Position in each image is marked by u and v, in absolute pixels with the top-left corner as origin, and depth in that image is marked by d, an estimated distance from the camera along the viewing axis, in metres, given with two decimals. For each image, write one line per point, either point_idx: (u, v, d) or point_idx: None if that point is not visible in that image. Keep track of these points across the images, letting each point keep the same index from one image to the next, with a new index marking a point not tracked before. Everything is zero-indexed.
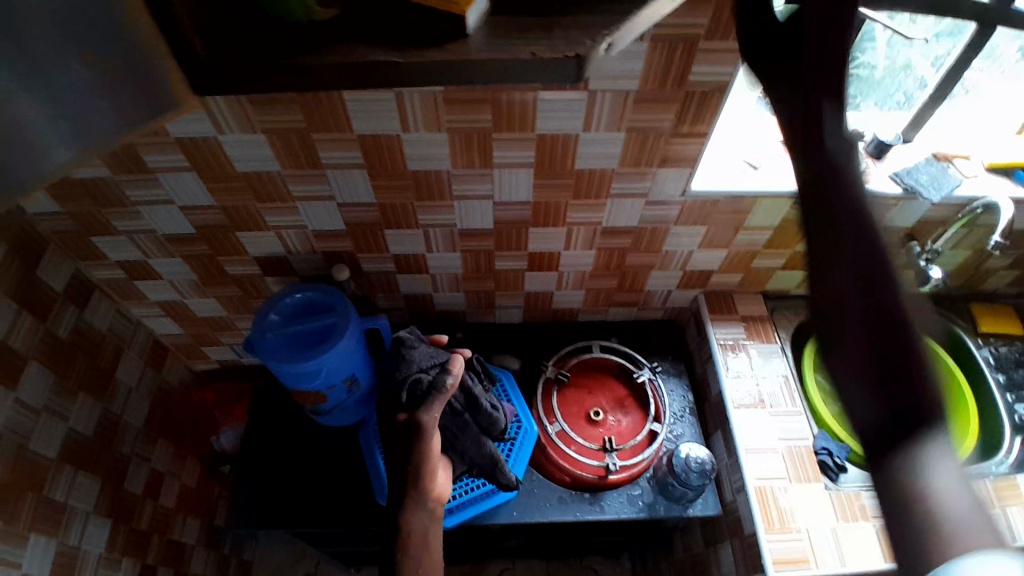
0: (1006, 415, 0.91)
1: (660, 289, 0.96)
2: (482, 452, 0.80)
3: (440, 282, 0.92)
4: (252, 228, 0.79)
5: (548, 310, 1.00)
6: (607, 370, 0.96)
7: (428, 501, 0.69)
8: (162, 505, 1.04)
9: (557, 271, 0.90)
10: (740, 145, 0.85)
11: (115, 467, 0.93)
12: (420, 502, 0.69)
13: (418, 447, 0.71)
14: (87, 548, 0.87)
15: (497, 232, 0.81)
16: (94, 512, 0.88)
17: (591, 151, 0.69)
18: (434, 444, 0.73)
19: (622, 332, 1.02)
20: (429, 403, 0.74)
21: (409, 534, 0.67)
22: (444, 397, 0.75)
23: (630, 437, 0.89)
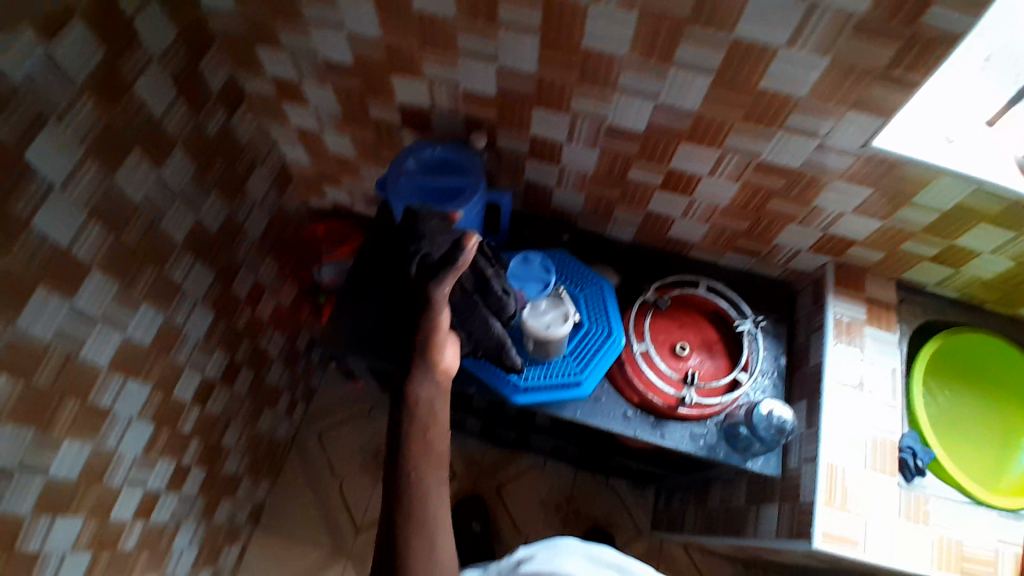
0: None
1: (789, 246, 0.91)
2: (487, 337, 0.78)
3: (566, 178, 0.90)
4: (409, 72, 0.78)
5: (662, 238, 0.97)
6: (706, 311, 0.95)
7: (432, 373, 0.70)
8: (259, 314, 1.06)
9: (692, 197, 0.87)
10: (942, 110, 0.74)
11: (229, 265, 0.94)
12: (426, 373, 0.70)
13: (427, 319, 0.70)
14: (189, 331, 0.86)
15: (645, 139, 0.78)
16: (202, 300, 0.88)
17: (779, 74, 0.64)
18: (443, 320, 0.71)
19: (731, 280, 0.99)
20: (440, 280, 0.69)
21: (418, 402, 0.69)
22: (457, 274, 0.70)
23: (711, 379, 0.89)
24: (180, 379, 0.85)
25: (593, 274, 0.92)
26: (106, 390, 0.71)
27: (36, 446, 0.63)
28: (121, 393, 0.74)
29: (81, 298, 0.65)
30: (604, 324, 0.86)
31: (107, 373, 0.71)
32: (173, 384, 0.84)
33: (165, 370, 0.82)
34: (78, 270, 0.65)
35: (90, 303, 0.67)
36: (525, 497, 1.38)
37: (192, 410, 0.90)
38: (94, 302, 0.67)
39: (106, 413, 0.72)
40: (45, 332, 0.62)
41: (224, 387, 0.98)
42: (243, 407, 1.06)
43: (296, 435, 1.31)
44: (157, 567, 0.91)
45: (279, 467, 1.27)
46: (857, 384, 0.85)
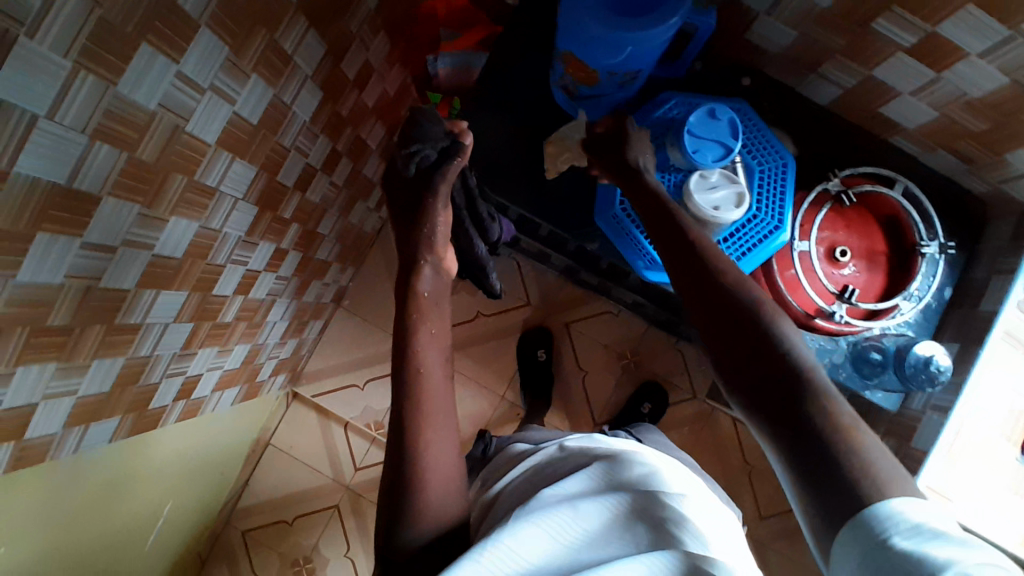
0: None
1: (1018, 168, 0.70)
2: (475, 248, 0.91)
3: (784, 5, 0.67)
4: None
5: (868, 112, 0.77)
6: (889, 218, 0.79)
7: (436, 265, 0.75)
8: (365, 99, 0.93)
9: (938, 75, 0.65)
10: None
11: (341, 36, 0.78)
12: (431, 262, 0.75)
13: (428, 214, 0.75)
14: (297, 112, 0.74)
15: None
16: (312, 78, 0.74)
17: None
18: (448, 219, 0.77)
19: (925, 185, 0.81)
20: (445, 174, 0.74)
21: (422, 296, 0.72)
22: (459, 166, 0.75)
23: (867, 298, 0.78)
24: (285, 162, 0.77)
25: (779, 143, 0.75)
26: (214, 168, 0.63)
27: (144, 222, 0.57)
28: (228, 173, 0.65)
29: (188, 62, 0.53)
30: (775, 214, 0.72)
31: (215, 150, 0.61)
32: (280, 167, 0.76)
33: (271, 152, 0.72)
34: (187, 24, 0.51)
35: (199, 67, 0.54)
36: (592, 339, 1.38)
37: (292, 196, 0.83)
38: (201, 66, 0.54)
39: (213, 192, 0.64)
40: (149, 100, 0.50)
41: (324, 175, 0.90)
42: (338, 197, 0.99)
43: (382, 228, 1.27)
44: (252, 337, 0.91)
45: (363, 257, 1.26)
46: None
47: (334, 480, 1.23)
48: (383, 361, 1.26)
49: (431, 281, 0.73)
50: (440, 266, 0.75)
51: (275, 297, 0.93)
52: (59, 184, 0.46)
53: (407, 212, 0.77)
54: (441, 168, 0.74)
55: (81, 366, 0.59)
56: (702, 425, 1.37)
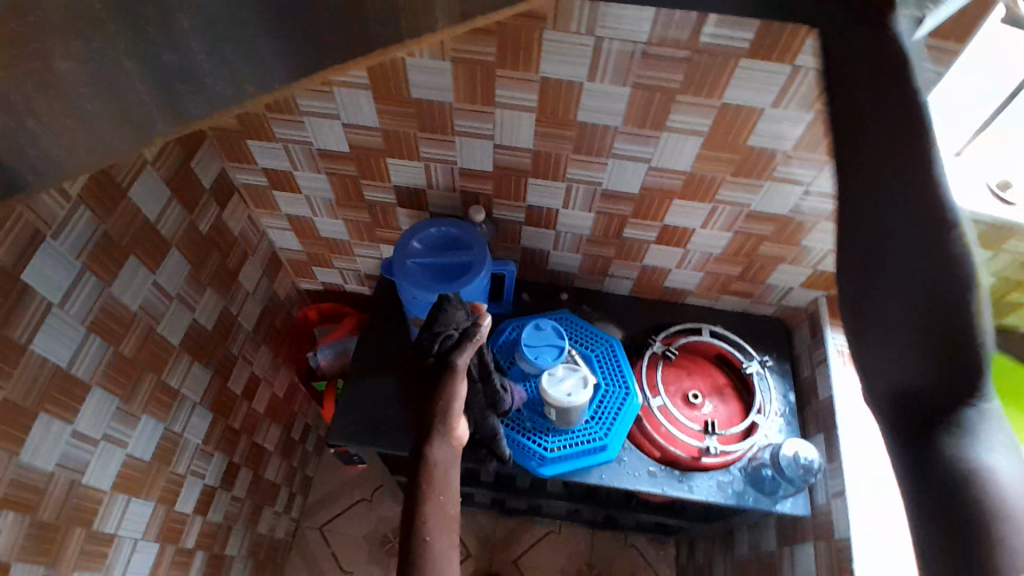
0: None
1: (781, 284, 0.94)
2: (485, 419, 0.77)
3: (563, 240, 0.92)
4: (401, 154, 0.80)
5: (660, 287, 1.00)
6: (712, 358, 0.97)
7: (449, 441, 0.64)
8: (255, 408, 1.01)
9: (685, 248, 0.89)
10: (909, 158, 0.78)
11: (224, 362, 0.90)
12: (442, 438, 0.64)
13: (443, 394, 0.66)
14: (189, 437, 0.81)
15: (639, 198, 0.81)
16: (201, 402, 0.83)
17: (763, 138, 0.69)
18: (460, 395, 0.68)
19: (731, 322, 1.02)
20: (461, 350, 0.69)
21: (432, 468, 0.62)
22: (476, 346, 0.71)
23: (730, 424, 0.90)
24: (182, 488, 0.80)
25: (598, 331, 0.92)
26: (111, 514, 0.67)
27: None
28: (127, 513, 0.70)
29: (82, 421, 0.62)
30: (621, 383, 0.86)
31: (111, 498, 0.67)
32: (176, 496, 0.79)
33: (166, 481, 0.76)
34: (83, 388, 0.62)
35: (92, 424, 0.64)
36: (543, 567, 1.33)
37: (193, 521, 0.84)
38: (95, 422, 0.64)
39: (112, 537, 0.68)
40: (48, 463, 0.59)
41: (224, 491, 0.92)
42: (243, 509, 0.99)
43: (296, 529, 1.23)
44: None
45: (282, 568, 1.19)
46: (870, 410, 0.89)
47: None
48: None
49: (444, 450, 0.63)
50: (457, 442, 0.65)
51: None
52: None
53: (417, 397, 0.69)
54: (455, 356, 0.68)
55: None
56: None
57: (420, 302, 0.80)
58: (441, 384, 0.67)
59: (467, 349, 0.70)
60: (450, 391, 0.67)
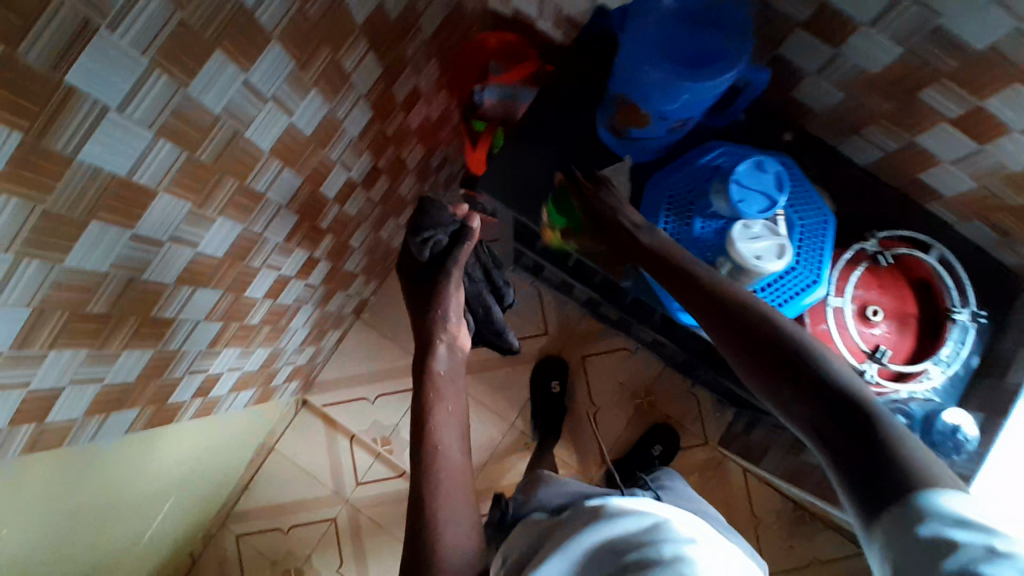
0: None
1: None
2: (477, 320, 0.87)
3: (834, 66, 0.70)
4: None
5: (907, 175, 0.77)
6: (922, 281, 0.78)
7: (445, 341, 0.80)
8: (409, 122, 0.96)
9: (982, 147, 0.65)
10: None
11: (396, 61, 0.81)
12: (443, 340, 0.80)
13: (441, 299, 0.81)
14: (347, 129, 0.77)
15: (984, 56, 0.57)
16: (365, 97, 0.77)
17: None
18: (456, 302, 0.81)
19: (964, 254, 0.80)
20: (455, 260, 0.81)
21: (438, 371, 0.77)
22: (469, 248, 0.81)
23: (896, 358, 0.77)
24: (329, 175, 0.78)
25: (814, 198, 0.75)
26: (264, 175, 0.64)
27: (193, 221, 0.56)
28: (277, 180, 0.66)
29: (256, 71, 0.53)
30: (812, 270, 0.72)
31: (267, 160, 0.62)
32: (323, 179, 0.78)
33: (318, 164, 0.74)
34: (262, 39, 0.52)
35: (267, 77, 0.55)
36: (606, 375, 1.37)
37: (330, 208, 0.85)
38: (269, 77, 0.55)
39: (260, 198, 0.65)
40: (216, 103, 0.50)
41: (362, 191, 0.92)
42: (372, 212, 1.00)
43: None
44: (274, 339, 0.92)
45: (387, 273, 1.27)
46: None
47: (334, 491, 1.22)
48: (397, 377, 1.26)
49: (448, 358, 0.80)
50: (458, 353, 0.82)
51: (300, 304, 0.94)
52: (119, 176, 0.45)
53: (419, 298, 0.83)
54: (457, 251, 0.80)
55: (112, 355, 0.57)
56: (711, 473, 1.34)
57: (648, 63, 0.68)
58: (439, 280, 0.80)
59: (461, 248, 0.80)
60: (446, 301, 0.80)
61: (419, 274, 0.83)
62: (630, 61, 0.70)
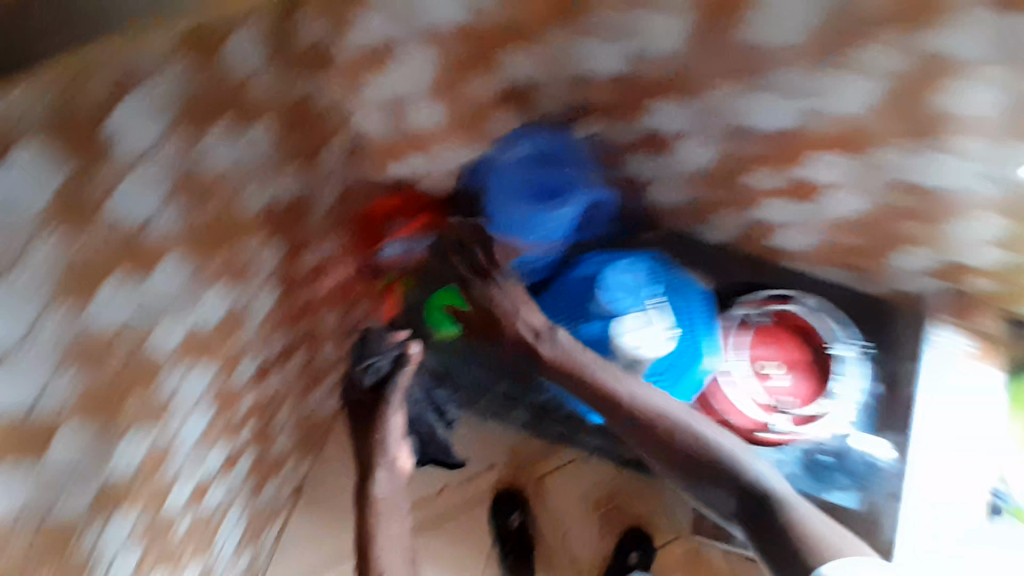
0: None
1: (906, 268, 0.82)
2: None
3: (668, 175, 0.82)
4: (523, 37, 0.63)
5: (760, 246, 0.89)
6: (799, 328, 0.90)
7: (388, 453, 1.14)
8: (316, 295, 0.98)
9: (810, 209, 0.76)
10: None
11: (291, 243, 0.85)
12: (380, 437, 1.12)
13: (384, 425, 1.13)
14: (250, 315, 0.79)
15: (784, 142, 0.68)
16: (264, 282, 0.80)
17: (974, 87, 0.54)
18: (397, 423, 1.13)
19: (834, 299, 0.89)
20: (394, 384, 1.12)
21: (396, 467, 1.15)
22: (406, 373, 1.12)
23: (801, 403, 0.86)
24: (239, 364, 0.79)
25: (691, 282, 0.86)
26: (170, 381, 0.63)
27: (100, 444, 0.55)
28: (185, 382, 0.66)
29: (149, 288, 0.55)
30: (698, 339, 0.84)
31: (171, 367, 0.62)
32: (235, 368, 0.78)
33: (227, 356, 0.75)
34: (154, 258, 0.54)
35: (160, 290, 0.57)
36: (562, 492, 1.35)
37: (246, 395, 0.84)
38: (163, 293, 0.57)
39: (167, 406, 0.64)
40: (112, 323, 0.52)
41: (276, 370, 0.92)
42: (292, 388, 1.00)
43: None
44: (205, 551, 0.84)
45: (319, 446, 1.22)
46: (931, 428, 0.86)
47: None
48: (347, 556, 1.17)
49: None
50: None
51: (229, 504, 0.88)
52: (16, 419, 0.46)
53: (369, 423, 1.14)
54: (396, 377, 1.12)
55: None
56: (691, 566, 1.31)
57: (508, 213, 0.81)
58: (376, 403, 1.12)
59: (399, 372, 1.12)
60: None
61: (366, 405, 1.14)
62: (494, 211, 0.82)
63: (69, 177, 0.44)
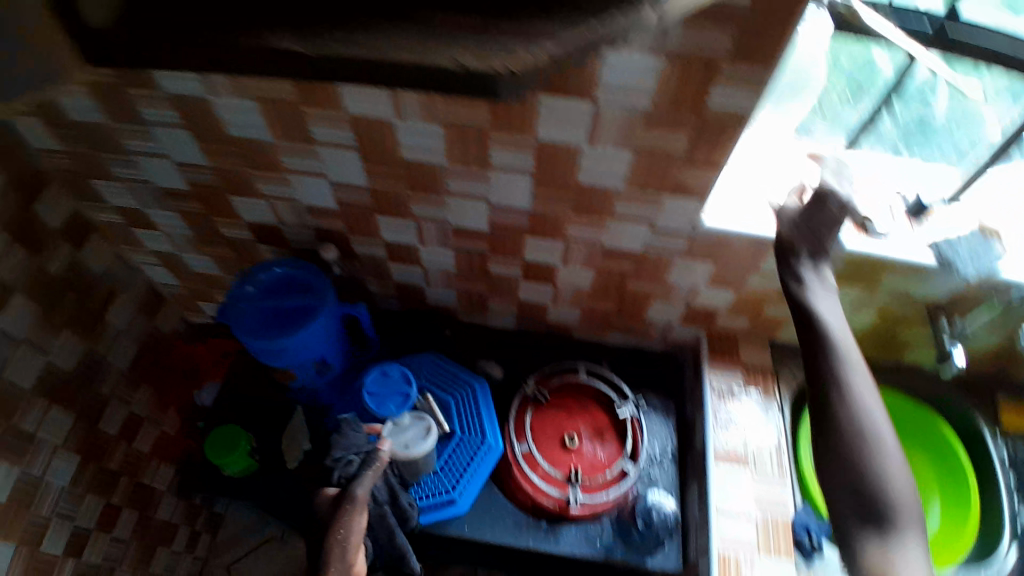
0: (1009, 523, 0.78)
1: (660, 321, 0.89)
2: (393, 543, 0.73)
3: (431, 276, 0.88)
4: (243, 191, 0.76)
5: (542, 322, 0.95)
6: (590, 396, 0.90)
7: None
8: (137, 449, 1.09)
9: (554, 285, 0.85)
10: (757, 202, 0.71)
11: (94, 405, 0.97)
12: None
13: (342, 522, 0.66)
14: (52, 480, 0.91)
15: (490, 235, 0.77)
16: (64, 447, 0.92)
17: (596, 161, 0.62)
18: (358, 525, 0.66)
19: (616, 358, 0.95)
20: (364, 479, 0.69)
21: None
22: (377, 473, 0.70)
23: (599, 471, 0.83)
24: (44, 538, 0.91)
25: (467, 376, 0.84)
26: None
27: None
28: None
29: None
30: (478, 430, 0.80)
31: None
32: (40, 538, 0.90)
33: (27, 526, 0.87)
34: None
35: None
36: None
37: (63, 565, 0.95)
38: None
39: None
40: None
41: (105, 533, 1.04)
42: (128, 551, 1.10)
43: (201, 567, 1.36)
44: None
45: None
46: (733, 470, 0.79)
47: None
48: None
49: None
50: None
51: None
52: None
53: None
54: (363, 479, 0.69)
55: None
56: None
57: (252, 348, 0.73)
58: (339, 512, 0.67)
59: (370, 472, 0.70)
60: (348, 523, 0.66)
61: (277, 478, 0.83)
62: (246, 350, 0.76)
63: None
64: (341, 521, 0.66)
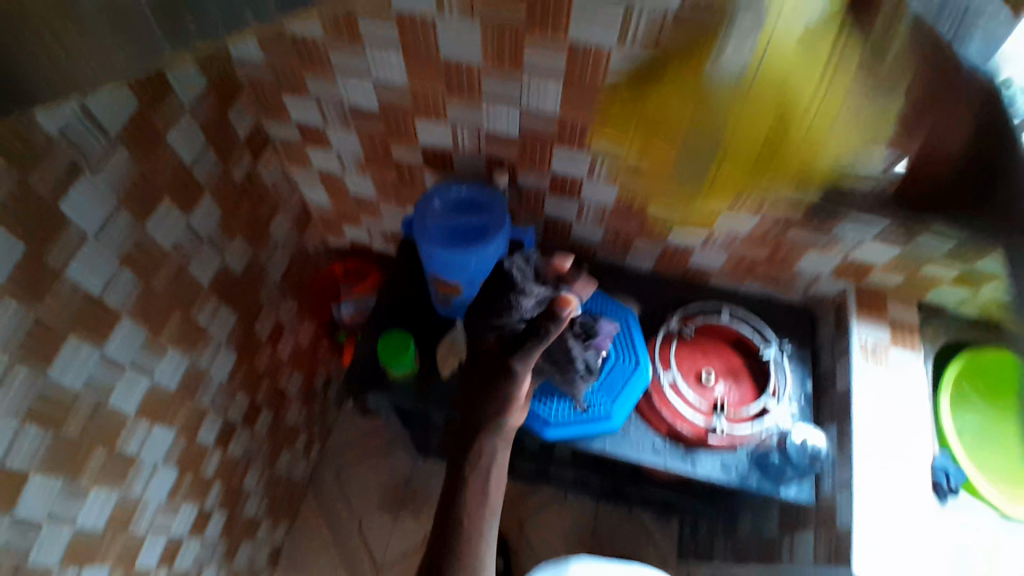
0: None
1: (809, 272, 0.90)
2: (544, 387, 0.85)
3: (586, 211, 0.91)
4: (431, 114, 0.80)
5: (682, 267, 0.97)
6: (729, 337, 0.94)
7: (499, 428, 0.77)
8: (277, 354, 1.15)
9: (710, 228, 0.86)
10: None
11: (250, 308, 1.02)
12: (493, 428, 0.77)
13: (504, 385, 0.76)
14: (213, 374, 0.94)
15: (665, 173, 0.79)
16: (227, 343, 0.96)
17: (807, 104, 0.63)
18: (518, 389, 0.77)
19: (752, 305, 0.98)
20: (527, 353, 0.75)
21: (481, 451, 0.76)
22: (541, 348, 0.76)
23: (739, 405, 0.88)
24: (204, 422, 0.94)
25: (617, 308, 0.91)
26: (134, 436, 0.78)
27: (63, 497, 0.69)
28: (148, 438, 0.81)
29: (110, 346, 0.71)
30: (630, 356, 0.87)
31: (135, 422, 0.78)
32: (198, 427, 0.93)
33: (192, 413, 0.91)
34: (113, 317, 0.71)
35: (119, 349, 0.73)
36: (547, 533, 1.36)
37: (214, 453, 1.00)
38: (122, 349, 0.73)
39: (134, 458, 0.79)
40: (76, 381, 0.67)
41: (244, 429, 1.08)
42: (262, 448, 1.17)
43: (314, 475, 1.45)
44: None
45: (291, 494, 1.36)
46: (876, 413, 0.82)
47: None
48: None
49: (494, 439, 0.77)
50: (509, 430, 0.78)
51: (200, 565, 1.04)
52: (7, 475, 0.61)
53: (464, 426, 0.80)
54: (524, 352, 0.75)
55: None
56: None
57: (437, 259, 0.79)
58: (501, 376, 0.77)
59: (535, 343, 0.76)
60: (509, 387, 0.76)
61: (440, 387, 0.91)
62: (426, 260, 0.83)
63: (28, 280, 0.60)
64: (500, 384, 0.77)
